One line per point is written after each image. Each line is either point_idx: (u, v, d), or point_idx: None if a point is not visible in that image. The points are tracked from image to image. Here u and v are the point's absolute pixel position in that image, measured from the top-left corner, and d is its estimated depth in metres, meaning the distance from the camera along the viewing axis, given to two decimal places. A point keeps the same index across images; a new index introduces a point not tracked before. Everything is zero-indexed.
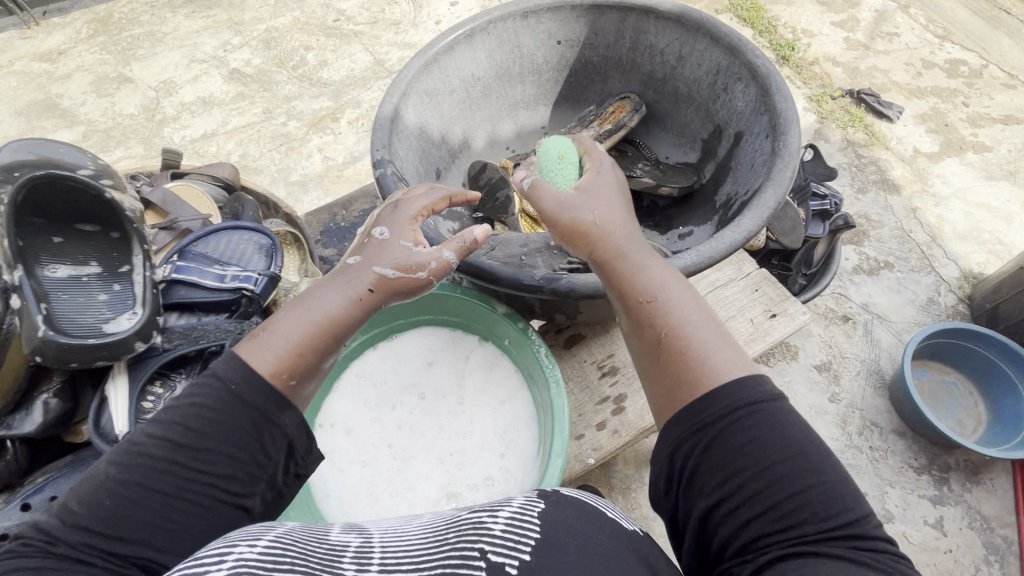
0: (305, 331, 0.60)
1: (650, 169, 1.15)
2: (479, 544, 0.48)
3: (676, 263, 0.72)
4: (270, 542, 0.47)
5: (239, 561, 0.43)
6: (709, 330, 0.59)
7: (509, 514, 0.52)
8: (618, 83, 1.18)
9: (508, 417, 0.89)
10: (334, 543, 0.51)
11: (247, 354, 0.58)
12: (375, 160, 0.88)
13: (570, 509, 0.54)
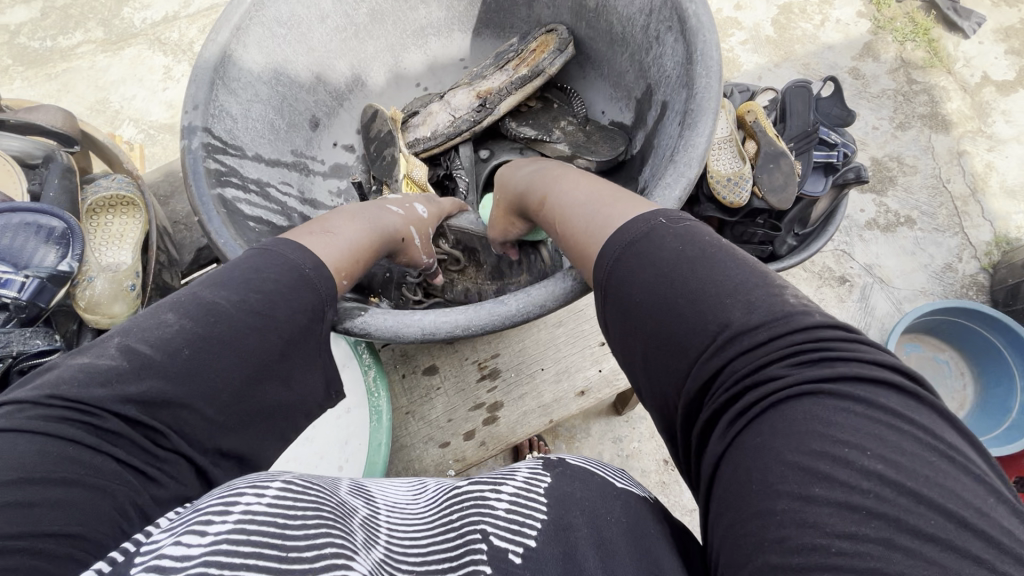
0: (353, 239, 0.61)
1: (573, 129, 0.93)
2: (481, 526, 0.41)
3: (496, 310, 0.57)
4: (281, 490, 0.38)
5: (244, 516, 0.34)
6: (598, 201, 0.55)
7: (514, 489, 0.44)
8: (546, 8, 0.92)
9: (351, 428, 0.81)
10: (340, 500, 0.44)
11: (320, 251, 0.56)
12: (183, 125, 0.71)
13: (576, 481, 0.45)
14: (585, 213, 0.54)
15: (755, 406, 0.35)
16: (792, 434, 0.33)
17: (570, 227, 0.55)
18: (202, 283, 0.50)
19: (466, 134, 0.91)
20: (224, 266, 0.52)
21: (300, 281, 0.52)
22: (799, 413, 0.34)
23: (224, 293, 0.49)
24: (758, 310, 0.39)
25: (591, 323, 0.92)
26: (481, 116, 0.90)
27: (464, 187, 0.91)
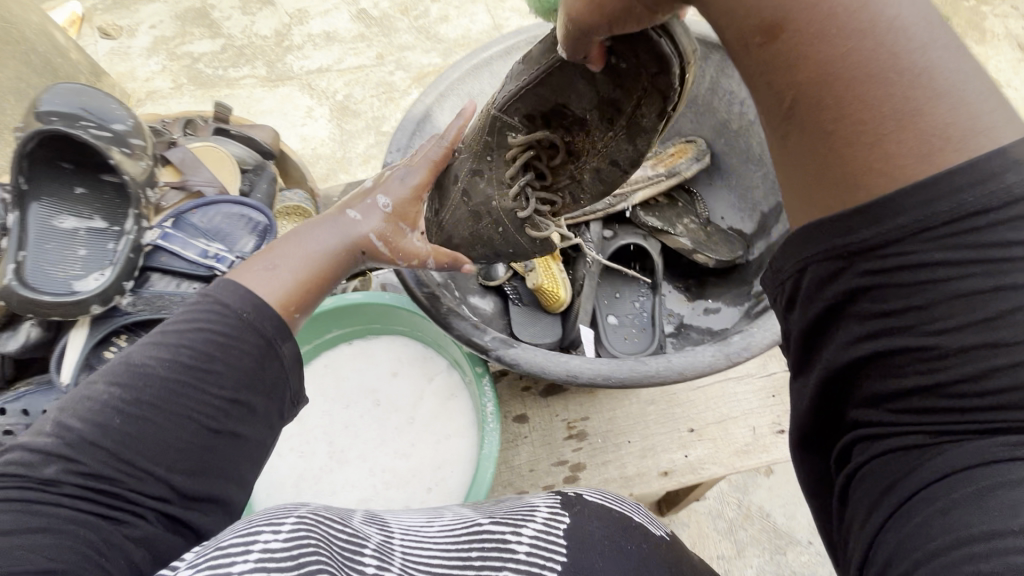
0: (308, 268, 0.62)
1: (695, 228, 1.03)
2: (506, 571, 0.43)
3: (638, 367, 0.63)
4: (297, 527, 0.40)
5: (266, 556, 0.36)
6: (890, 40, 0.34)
7: (532, 533, 0.47)
8: (689, 122, 1.05)
9: (450, 454, 0.86)
10: (355, 532, 0.44)
11: (252, 283, 0.57)
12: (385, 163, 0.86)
13: (595, 521, 0.49)
14: (907, 43, 0.34)
15: (978, 448, 0.33)
16: (982, 500, 0.32)
17: (861, 66, 0.34)
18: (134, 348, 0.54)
19: (599, 215, 1.02)
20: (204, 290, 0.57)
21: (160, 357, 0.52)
22: (981, 452, 0.33)
23: (149, 355, 0.52)
24: (1008, 307, 0.32)
25: (682, 408, 0.95)
26: (617, 202, 1.00)
27: (591, 259, 0.99)
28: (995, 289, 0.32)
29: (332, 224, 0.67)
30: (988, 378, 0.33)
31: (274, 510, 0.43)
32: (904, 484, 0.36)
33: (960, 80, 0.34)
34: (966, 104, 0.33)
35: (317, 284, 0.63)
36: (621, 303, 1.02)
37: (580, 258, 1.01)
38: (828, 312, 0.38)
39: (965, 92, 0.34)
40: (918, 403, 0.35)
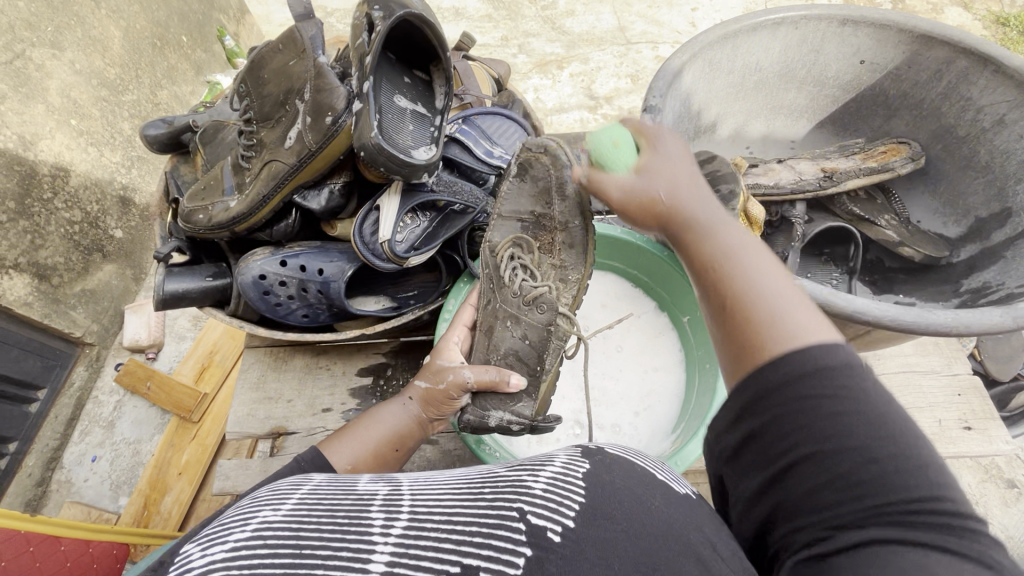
0: (374, 447, 0.69)
1: (897, 224, 1.06)
2: (519, 505, 0.44)
3: (924, 316, 0.67)
4: (298, 504, 0.46)
5: (263, 525, 0.42)
6: (784, 295, 0.47)
7: (551, 474, 0.47)
8: (905, 125, 1.09)
9: (656, 384, 0.94)
10: (362, 493, 0.48)
11: (333, 453, 0.66)
12: (648, 105, 0.92)
13: (619, 472, 0.49)
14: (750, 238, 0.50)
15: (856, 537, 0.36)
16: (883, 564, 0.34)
17: (738, 297, 0.48)
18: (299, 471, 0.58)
19: (808, 194, 1.07)
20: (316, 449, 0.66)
21: (303, 477, 0.60)
22: (931, 505, 0.36)
23: (284, 470, 0.58)
24: (887, 457, 0.37)
25: None
26: (829, 185, 1.05)
27: (798, 235, 1.04)
28: (908, 469, 0.37)
29: (401, 407, 0.76)
30: (858, 497, 0.37)
31: (287, 490, 0.50)
32: (803, 529, 0.39)
33: (774, 295, 0.46)
34: (783, 318, 0.44)
35: (388, 456, 0.71)
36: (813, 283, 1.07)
37: (786, 232, 1.06)
38: (738, 449, 0.44)
39: (796, 309, 0.45)
40: (847, 507, 0.37)
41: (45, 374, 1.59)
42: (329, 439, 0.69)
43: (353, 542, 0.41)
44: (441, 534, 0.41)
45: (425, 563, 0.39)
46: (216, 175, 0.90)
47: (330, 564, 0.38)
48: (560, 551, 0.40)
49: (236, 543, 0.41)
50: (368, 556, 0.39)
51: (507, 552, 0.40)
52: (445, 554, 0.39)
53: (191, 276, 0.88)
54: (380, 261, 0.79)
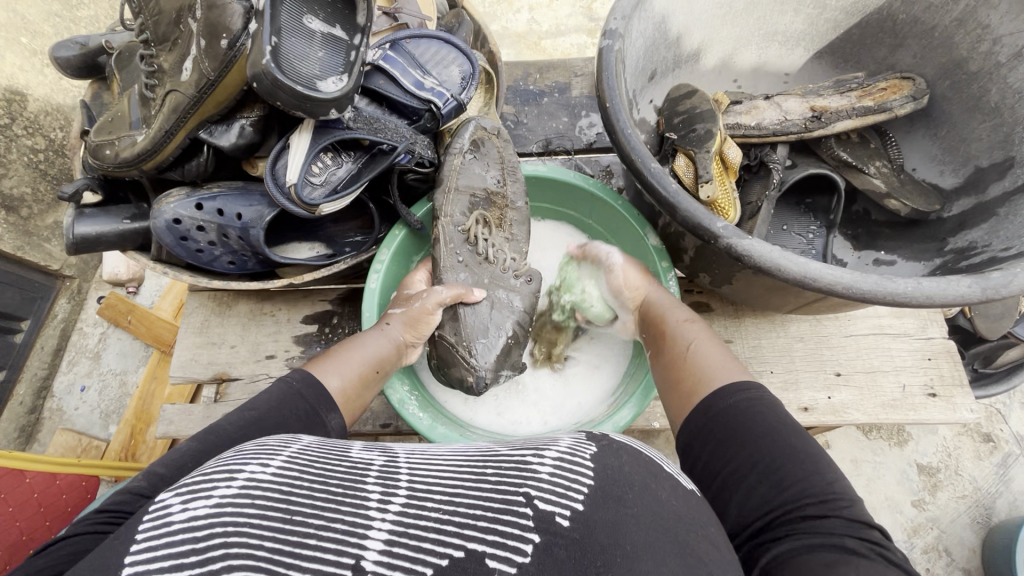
0: (359, 374, 0.69)
1: (888, 173, 0.95)
2: (526, 489, 0.42)
3: (883, 283, 0.60)
4: (288, 462, 0.43)
5: (249, 483, 0.40)
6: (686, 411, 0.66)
7: (556, 456, 0.45)
8: (912, 57, 0.96)
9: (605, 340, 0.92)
10: (356, 460, 0.46)
11: (322, 376, 0.65)
12: (608, 29, 0.79)
13: (624, 457, 0.46)
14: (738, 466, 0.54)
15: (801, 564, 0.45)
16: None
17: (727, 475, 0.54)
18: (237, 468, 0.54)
19: (790, 138, 0.96)
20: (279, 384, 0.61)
21: (292, 393, 0.61)
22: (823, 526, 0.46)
23: (272, 388, 0.60)
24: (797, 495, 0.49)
25: (832, 352, 0.93)
26: (814, 127, 0.94)
27: (775, 181, 0.93)
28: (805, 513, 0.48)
29: (381, 333, 0.75)
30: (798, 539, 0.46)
31: (267, 446, 0.47)
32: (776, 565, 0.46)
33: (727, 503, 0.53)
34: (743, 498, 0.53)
35: (370, 378, 0.70)
36: (789, 237, 0.98)
37: (763, 179, 0.95)
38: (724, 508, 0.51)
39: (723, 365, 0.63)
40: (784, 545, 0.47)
41: (26, 306, 1.55)
42: (315, 362, 0.68)
43: (349, 514, 0.39)
44: (443, 515, 0.40)
45: (427, 545, 0.38)
46: (125, 106, 0.82)
47: (323, 535, 0.37)
48: (568, 536, 0.39)
49: (221, 498, 0.38)
50: (365, 531, 0.38)
51: (513, 538, 0.39)
52: (448, 537, 0.38)
53: (105, 218, 0.82)
54: (295, 206, 0.72)
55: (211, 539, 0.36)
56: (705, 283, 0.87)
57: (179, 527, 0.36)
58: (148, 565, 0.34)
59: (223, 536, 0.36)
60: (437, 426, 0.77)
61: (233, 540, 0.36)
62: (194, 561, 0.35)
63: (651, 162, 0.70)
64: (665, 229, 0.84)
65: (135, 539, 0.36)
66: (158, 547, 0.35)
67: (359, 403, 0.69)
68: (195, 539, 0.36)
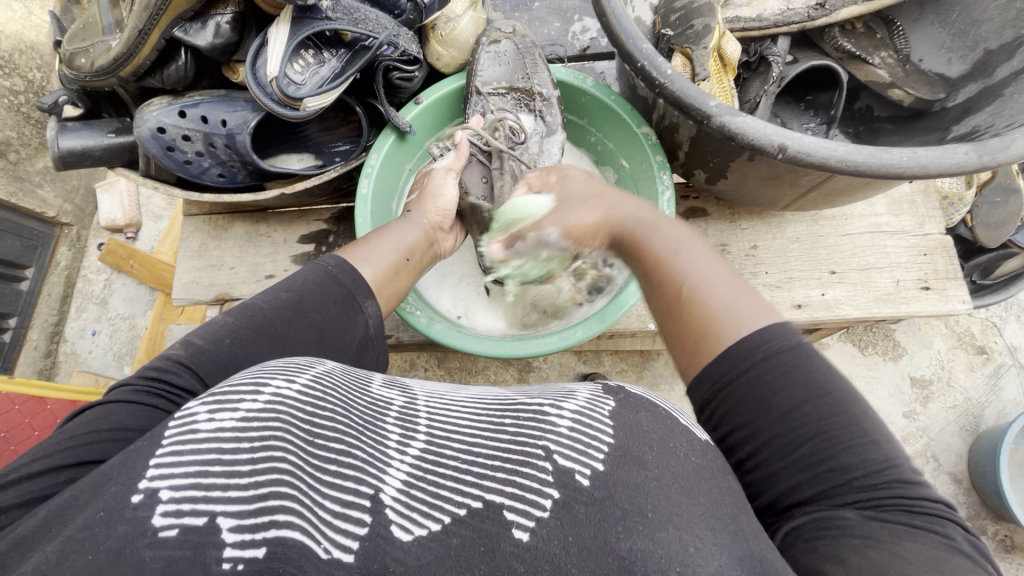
0: (392, 261, 0.70)
1: (893, 63, 0.93)
2: (544, 443, 0.43)
3: (878, 155, 0.59)
4: (311, 383, 0.45)
5: (275, 399, 0.42)
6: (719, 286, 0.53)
7: (577, 409, 0.45)
8: None
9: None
10: (376, 398, 0.49)
11: (357, 263, 0.66)
12: None
13: (644, 414, 0.46)
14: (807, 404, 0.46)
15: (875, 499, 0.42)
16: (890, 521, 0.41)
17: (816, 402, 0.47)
18: (250, 322, 0.57)
19: (793, 28, 0.91)
20: (295, 276, 0.62)
21: (327, 278, 0.62)
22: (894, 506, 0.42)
23: (306, 271, 0.63)
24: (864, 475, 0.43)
25: (828, 251, 0.93)
26: (818, 15, 0.89)
27: (775, 76, 0.90)
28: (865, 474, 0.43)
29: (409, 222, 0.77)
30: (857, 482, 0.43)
31: (291, 365, 0.49)
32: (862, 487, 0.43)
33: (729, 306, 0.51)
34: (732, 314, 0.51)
35: (402, 268, 0.72)
36: None
37: (762, 74, 0.91)
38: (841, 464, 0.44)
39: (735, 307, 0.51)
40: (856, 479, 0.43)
41: (28, 254, 1.55)
42: (347, 249, 0.69)
43: (368, 453, 0.42)
44: (462, 466, 0.42)
45: (445, 493, 0.41)
46: (95, 11, 0.79)
47: (344, 462, 0.41)
48: (588, 494, 0.40)
49: (247, 413, 0.40)
50: (383, 469, 0.41)
51: (531, 492, 0.40)
52: (465, 488, 0.41)
53: (89, 132, 0.81)
54: (281, 106, 0.70)
55: (237, 453, 0.38)
56: (701, 182, 0.86)
57: (206, 437, 0.38)
58: (172, 471, 0.36)
59: (248, 451, 0.38)
60: (434, 323, 0.78)
61: (260, 456, 0.38)
62: (220, 471, 0.37)
63: (643, 42, 0.67)
64: (659, 125, 0.82)
65: (162, 444, 0.38)
66: (185, 453, 0.37)
67: (396, 293, 0.71)
68: (222, 449, 0.38)
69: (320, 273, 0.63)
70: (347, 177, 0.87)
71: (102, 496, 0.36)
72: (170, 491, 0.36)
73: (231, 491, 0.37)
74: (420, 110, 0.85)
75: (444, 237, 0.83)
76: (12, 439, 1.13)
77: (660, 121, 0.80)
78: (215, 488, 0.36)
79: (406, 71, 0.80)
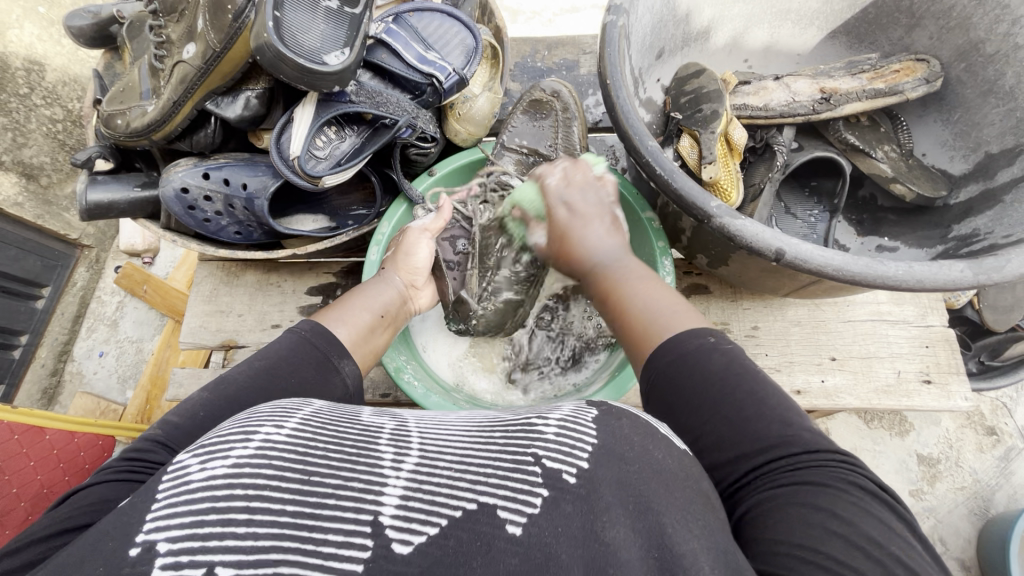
0: (364, 323, 0.70)
1: (896, 157, 0.95)
2: (534, 450, 0.41)
3: (874, 267, 0.60)
4: (301, 424, 0.43)
5: (266, 443, 0.40)
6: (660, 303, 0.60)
7: (561, 416, 0.44)
8: (927, 38, 0.95)
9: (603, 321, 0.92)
10: (367, 424, 0.45)
11: (331, 325, 0.66)
12: (612, 4, 0.78)
13: (626, 419, 0.44)
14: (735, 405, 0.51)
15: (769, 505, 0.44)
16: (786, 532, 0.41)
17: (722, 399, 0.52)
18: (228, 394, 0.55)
19: (798, 120, 0.94)
20: (267, 344, 0.62)
21: (302, 341, 0.62)
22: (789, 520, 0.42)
23: (280, 339, 0.62)
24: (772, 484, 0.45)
25: (829, 337, 0.93)
26: (823, 109, 0.92)
27: (780, 163, 0.92)
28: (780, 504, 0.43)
29: (387, 282, 0.77)
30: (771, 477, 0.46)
31: (279, 408, 0.47)
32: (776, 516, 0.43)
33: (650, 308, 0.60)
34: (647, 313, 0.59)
35: (376, 323, 0.72)
36: (791, 221, 0.97)
37: (767, 160, 0.93)
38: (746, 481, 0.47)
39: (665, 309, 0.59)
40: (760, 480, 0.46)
41: (47, 274, 1.59)
42: (324, 313, 0.69)
43: (363, 474, 0.39)
44: (455, 474, 0.40)
45: (441, 499, 0.38)
46: (135, 76, 0.84)
47: (341, 493, 0.38)
48: (575, 492, 0.38)
49: (238, 459, 0.38)
50: (381, 489, 0.38)
51: (522, 493, 0.38)
52: (460, 493, 0.38)
53: (117, 184, 0.85)
54: (299, 178, 0.74)
55: (231, 500, 0.36)
56: (703, 264, 0.87)
57: (199, 488, 0.37)
58: (168, 524, 0.35)
59: (243, 499, 0.36)
60: (432, 395, 0.79)
61: (255, 504, 0.36)
62: (216, 520, 0.35)
63: (649, 140, 0.70)
64: (663, 209, 0.85)
65: (156, 501, 0.37)
66: (180, 506, 0.36)
67: (370, 353, 0.70)
68: (214, 498, 0.36)
69: (289, 339, 0.62)
70: (358, 240, 0.90)
71: (99, 555, 0.34)
72: (168, 543, 0.34)
73: (229, 539, 0.34)
74: (433, 181, 0.89)
75: (421, 292, 0.83)
76: (8, 466, 1.13)
77: (665, 208, 0.83)
78: (214, 539, 0.34)
79: (422, 148, 0.84)
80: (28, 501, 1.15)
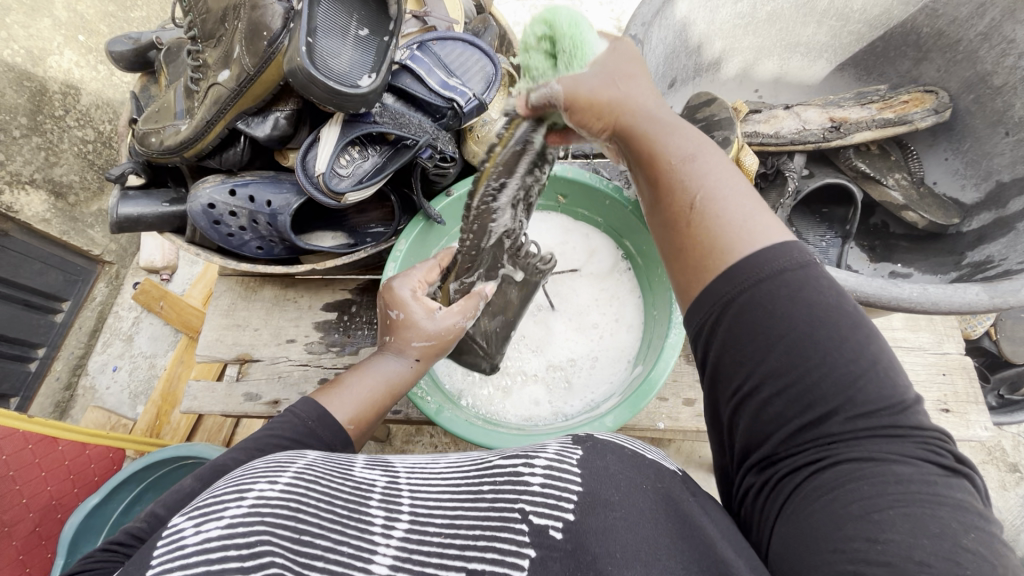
0: (370, 404, 0.67)
1: (906, 185, 0.96)
2: (520, 505, 0.41)
3: (889, 288, 0.61)
4: (295, 478, 0.42)
5: (260, 500, 0.38)
6: (746, 199, 0.48)
7: (547, 462, 0.44)
8: (935, 70, 0.97)
9: (615, 343, 0.92)
10: (359, 480, 0.45)
11: (330, 405, 0.64)
12: (626, 35, 0.81)
13: (609, 457, 0.45)
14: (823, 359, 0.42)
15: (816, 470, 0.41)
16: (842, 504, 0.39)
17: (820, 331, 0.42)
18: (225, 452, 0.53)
19: (809, 147, 0.96)
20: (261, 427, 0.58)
21: (303, 426, 0.59)
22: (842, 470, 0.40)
23: (279, 420, 0.59)
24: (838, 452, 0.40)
25: None
26: (833, 137, 0.94)
27: (791, 189, 0.93)
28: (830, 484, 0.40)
29: (400, 361, 0.71)
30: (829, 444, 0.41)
31: (272, 463, 0.45)
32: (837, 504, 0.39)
33: (732, 211, 0.47)
34: (736, 223, 0.46)
35: (384, 402, 0.70)
36: (803, 245, 0.98)
37: (778, 186, 0.95)
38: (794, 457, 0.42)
39: (744, 201, 0.47)
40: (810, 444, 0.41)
41: (67, 289, 1.63)
42: (324, 390, 0.67)
43: (354, 538, 0.39)
44: (445, 539, 0.40)
45: (431, 568, 0.38)
46: (170, 98, 0.88)
47: (332, 556, 0.37)
48: (562, 548, 0.39)
49: (233, 519, 0.36)
50: (370, 555, 0.38)
51: (510, 554, 0.39)
52: (449, 560, 0.38)
53: (147, 200, 0.88)
54: (323, 196, 0.77)
55: (226, 561, 0.34)
56: None
57: (193, 551, 0.34)
58: None
59: (237, 559, 0.34)
60: (444, 410, 0.80)
61: (250, 561, 0.34)
62: None
63: None
64: None
65: (149, 564, 0.35)
66: (172, 569, 0.34)
67: (369, 428, 0.69)
68: (209, 561, 0.34)
69: (285, 423, 0.59)
70: (376, 257, 0.92)
71: None
72: None
73: None
74: (449, 201, 0.90)
75: None
76: (19, 479, 1.13)
77: None
78: None
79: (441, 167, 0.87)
80: (36, 511, 1.16)
